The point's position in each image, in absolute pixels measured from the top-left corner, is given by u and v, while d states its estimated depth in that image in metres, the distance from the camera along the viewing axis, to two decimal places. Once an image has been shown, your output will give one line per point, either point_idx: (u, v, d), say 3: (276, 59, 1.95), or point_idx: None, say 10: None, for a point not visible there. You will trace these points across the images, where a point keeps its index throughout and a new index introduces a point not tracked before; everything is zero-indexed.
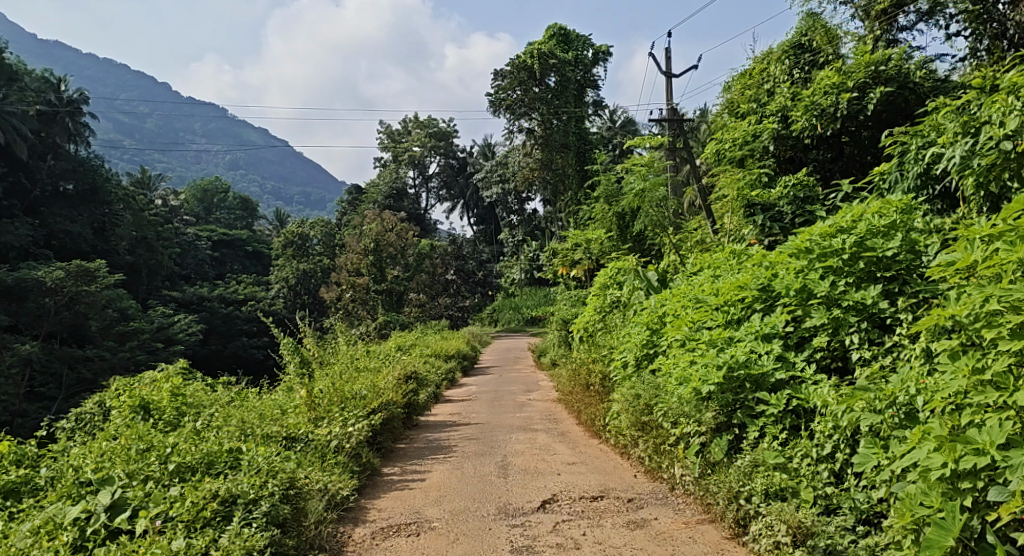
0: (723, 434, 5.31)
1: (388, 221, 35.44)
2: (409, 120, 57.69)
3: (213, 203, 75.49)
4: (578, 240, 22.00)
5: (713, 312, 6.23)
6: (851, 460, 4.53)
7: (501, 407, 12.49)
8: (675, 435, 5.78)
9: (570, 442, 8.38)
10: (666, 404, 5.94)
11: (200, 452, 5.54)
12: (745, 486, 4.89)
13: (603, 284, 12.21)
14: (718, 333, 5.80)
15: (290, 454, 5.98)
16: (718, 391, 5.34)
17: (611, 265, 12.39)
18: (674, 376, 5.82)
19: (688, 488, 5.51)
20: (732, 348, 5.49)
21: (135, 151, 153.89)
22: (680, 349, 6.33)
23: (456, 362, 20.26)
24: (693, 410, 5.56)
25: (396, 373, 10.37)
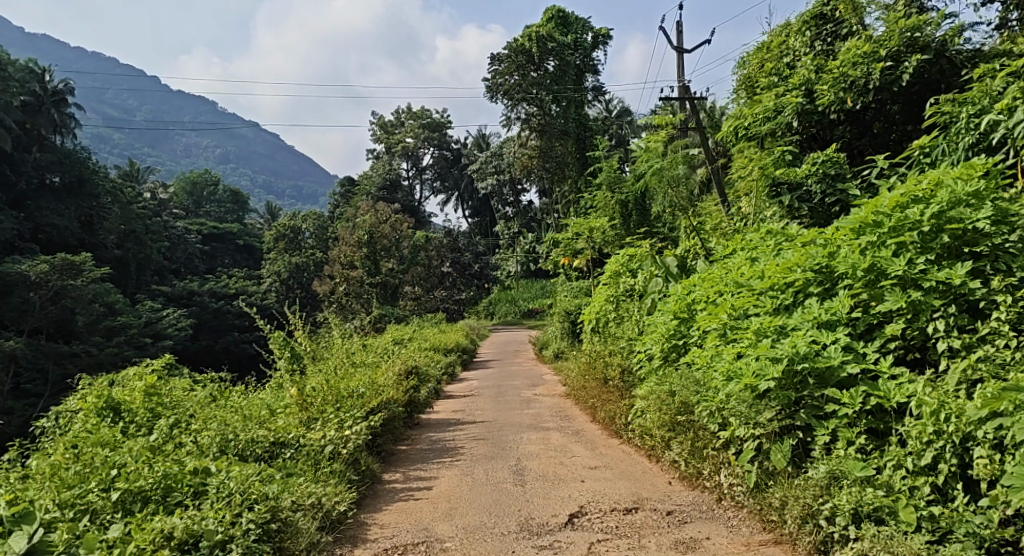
0: (784, 438, 4.70)
1: (382, 212, 34.66)
2: (402, 111, 56.82)
3: (203, 197, 74.38)
4: (580, 229, 21.31)
5: (758, 298, 5.55)
6: (963, 473, 4.01)
7: (506, 404, 11.76)
8: (726, 439, 5.11)
9: (588, 442, 7.67)
10: (710, 402, 5.28)
11: (158, 473, 4.82)
12: (824, 504, 4.31)
13: (614, 272, 11.46)
14: (768, 321, 5.06)
15: (273, 472, 5.19)
16: (778, 387, 4.71)
17: (622, 252, 11.68)
18: (720, 371, 5.10)
19: (740, 501, 4.89)
20: (789, 338, 4.83)
21: (125, 146, 152.47)
22: (720, 341, 5.64)
23: (455, 357, 19.55)
24: (747, 410, 4.85)
25: (394, 367, 9.61)
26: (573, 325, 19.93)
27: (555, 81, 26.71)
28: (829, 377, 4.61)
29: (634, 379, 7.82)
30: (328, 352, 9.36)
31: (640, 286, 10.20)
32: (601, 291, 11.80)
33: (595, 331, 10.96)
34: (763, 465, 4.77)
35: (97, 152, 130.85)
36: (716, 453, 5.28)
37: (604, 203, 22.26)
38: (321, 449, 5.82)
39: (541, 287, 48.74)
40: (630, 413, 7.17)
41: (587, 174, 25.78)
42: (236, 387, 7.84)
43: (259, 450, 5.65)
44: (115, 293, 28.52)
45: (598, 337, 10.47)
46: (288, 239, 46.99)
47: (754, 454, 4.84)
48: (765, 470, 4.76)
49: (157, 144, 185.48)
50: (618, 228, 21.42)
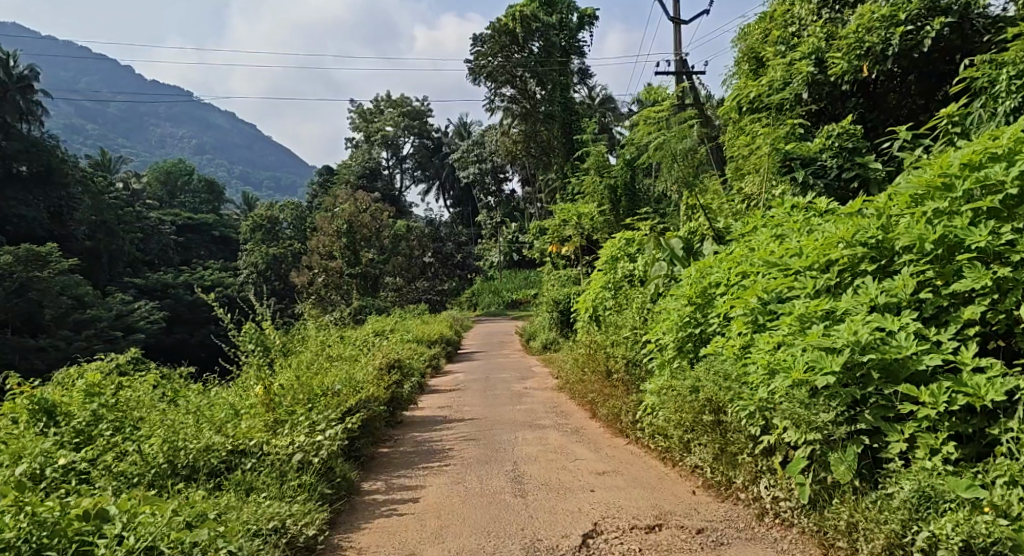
0: (848, 445, 4.15)
1: (362, 201, 33.76)
2: (382, 99, 55.77)
3: (177, 187, 72.89)
4: (569, 216, 20.61)
5: (795, 278, 4.93)
6: None
7: (496, 399, 11.01)
8: (771, 445, 4.50)
9: (590, 442, 6.96)
10: (744, 399, 4.68)
11: (24, 524, 3.81)
12: (912, 531, 3.79)
13: (611, 256, 10.81)
14: (815, 304, 4.53)
15: (209, 511, 4.33)
16: (838, 384, 4.18)
17: (619, 235, 11.02)
18: (760, 365, 4.56)
19: (797, 524, 4.37)
20: (846, 324, 4.28)
21: (99, 136, 149.92)
22: (754, 327, 5.02)
23: (440, 348, 18.77)
24: (800, 411, 4.27)
25: (373, 359, 8.80)
26: (563, 315, 19.26)
27: (540, 64, 25.96)
28: (901, 371, 4.11)
29: (640, 372, 7.10)
30: (302, 345, 8.55)
31: (642, 272, 9.48)
32: (597, 278, 11.09)
33: (591, 322, 10.23)
34: (819, 473, 4.26)
35: (68, 142, 128.34)
36: (753, 457, 4.68)
37: (592, 188, 21.54)
38: (284, 456, 5.02)
39: (524, 278, 48.05)
40: (640, 409, 6.49)
41: (574, 159, 25.03)
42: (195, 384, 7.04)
43: (214, 462, 4.89)
44: (85, 285, 27.44)
45: (596, 327, 9.73)
46: (266, 230, 45.91)
47: (806, 464, 4.31)
48: (824, 480, 4.25)
49: (132, 135, 182.64)
50: (607, 214, 20.69)
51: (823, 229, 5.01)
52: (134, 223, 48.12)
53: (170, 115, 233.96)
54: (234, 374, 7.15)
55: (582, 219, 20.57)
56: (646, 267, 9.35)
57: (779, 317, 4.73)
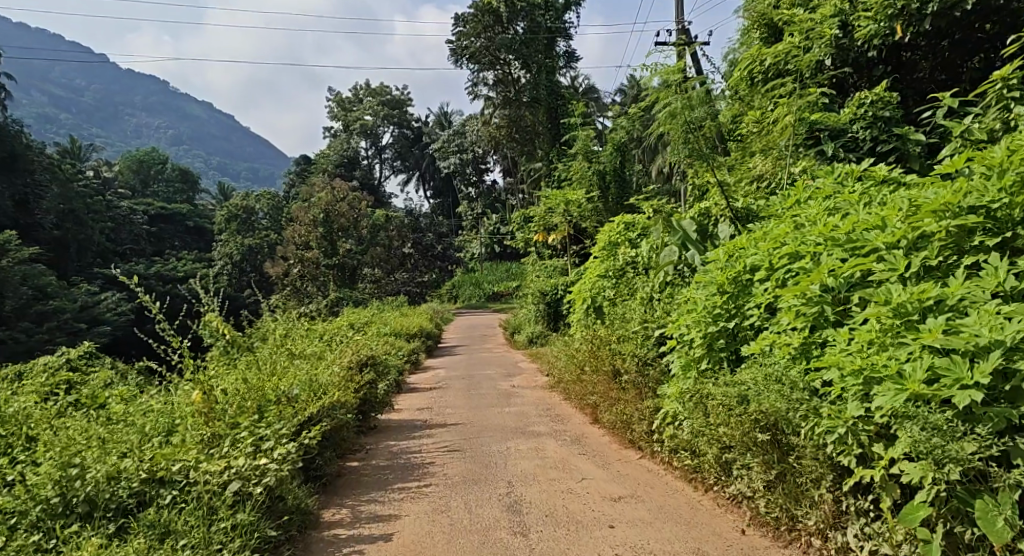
0: (998, 489, 3.37)
1: (340, 189, 32.49)
2: (360, 87, 54.27)
3: (149, 175, 71.18)
4: (557, 203, 19.62)
5: (879, 257, 4.08)
6: None
7: (481, 399, 9.91)
8: (874, 481, 3.63)
9: (596, 456, 5.95)
10: (832, 417, 3.81)
11: None
12: None
13: (609, 243, 9.84)
14: (921, 291, 3.78)
15: None
16: (988, 405, 3.45)
17: (618, 219, 9.96)
18: (858, 371, 3.76)
19: None
20: (981, 319, 3.57)
21: (71, 125, 146.85)
22: (831, 315, 4.16)
23: (419, 342, 17.67)
24: (932, 440, 3.43)
25: (337, 354, 7.64)
26: (551, 307, 18.27)
27: (524, 45, 24.83)
28: None
29: (655, 373, 6.04)
30: (255, 339, 7.39)
31: (647, 260, 8.43)
32: (593, 267, 10.03)
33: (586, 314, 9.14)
34: (953, 524, 3.45)
35: (38, 129, 125.29)
36: (836, 493, 3.83)
37: (579, 174, 20.51)
38: (215, 487, 4.00)
39: (506, 269, 47.01)
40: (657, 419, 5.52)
41: (560, 144, 24.16)
42: (113, 394, 5.90)
43: (122, 496, 3.91)
44: (49, 276, 26.06)
45: (595, 323, 8.62)
46: (241, 220, 44.50)
47: (931, 513, 3.48)
48: (964, 527, 3.43)
49: (106, 123, 179.39)
50: (598, 202, 19.68)
51: (914, 194, 4.23)
52: (104, 211, 46.51)
53: (145, 104, 230.14)
54: (167, 377, 5.97)
55: (570, 206, 19.53)
56: (652, 255, 8.31)
57: (870, 307, 3.94)
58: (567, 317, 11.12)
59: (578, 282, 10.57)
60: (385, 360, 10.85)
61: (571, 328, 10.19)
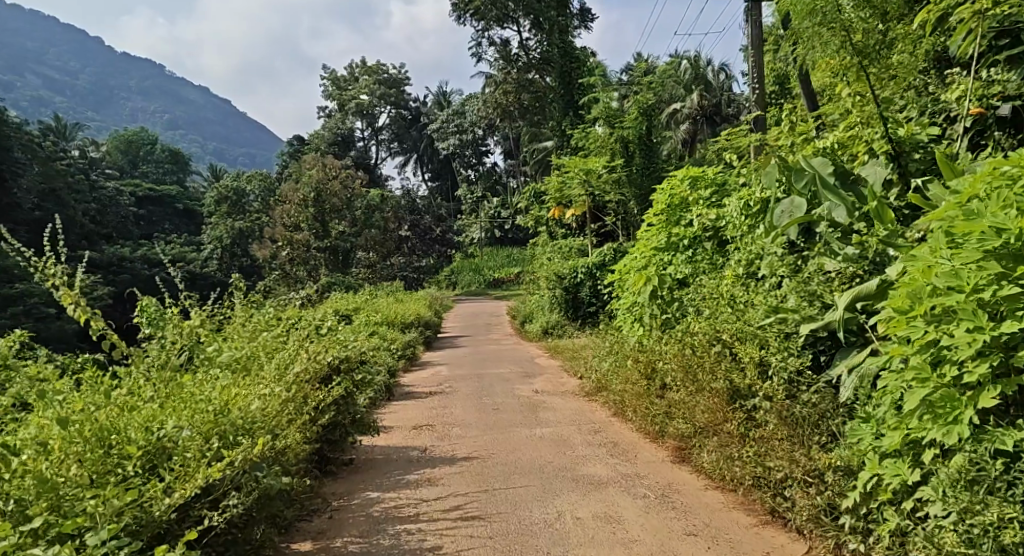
0: None
1: (333, 166, 30.00)
2: (356, 64, 51.24)
3: (138, 156, 68.71)
4: (575, 173, 17.27)
5: None
6: None
7: (501, 412, 7.45)
8: None
9: (724, 540, 3.59)
10: None
11: None
12: None
13: (672, 206, 7.44)
14: None
15: None
16: None
17: (682, 171, 7.55)
18: None
19: None
20: None
21: (64, 105, 143.75)
22: None
23: (416, 334, 15.17)
24: None
25: (296, 344, 5.28)
26: (569, 293, 15.86)
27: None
28: None
29: (819, 400, 3.61)
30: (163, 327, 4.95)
31: (740, 224, 6.01)
32: (651, 237, 7.57)
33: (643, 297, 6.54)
34: None
35: (26, 110, 121.70)
36: None
37: (601, 144, 18.16)
38: None
39: (507, 255, 44.49)
40: (863, 490, 3.22)
41: (576, 111, 22.03)
42: None
43: None
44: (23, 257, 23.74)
45: (673, 317, 6.14)
46: (232, 201, 42.05)
47: None
48: None
49: (99, 104, 175.92)
50: (623, 172, 17.25)
51: None
52: (89, 190, 44.06)
53: (138, 87, 226.13)
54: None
55: (590, 175, 17.17)
56: (749, 215, 5.90)
57: None
58: (610, 304, 8.67)
59: (626, 255, 8.12)
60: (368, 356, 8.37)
61: (621, 320, 7.70)
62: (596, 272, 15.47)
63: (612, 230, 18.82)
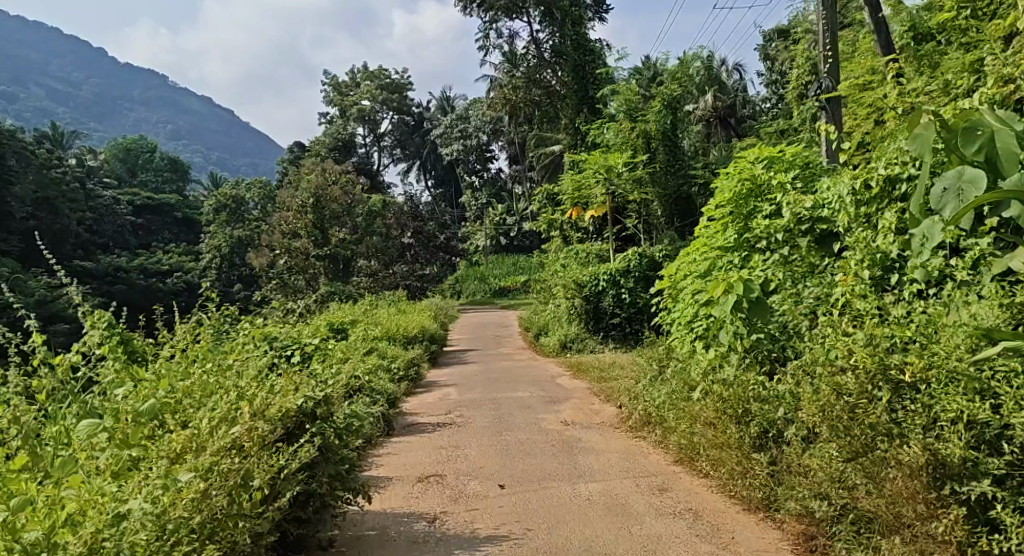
0: None
1: (333, 170, 28.52)
2: (358, 69, 49.95)
3: (137, 165, 67.35)
4: (594, 172, 15.78)
5: None
6: None
7: (530, 453, 6.01)
8: None
9: None
10: None
11: None
12: None
13: (749, 193, 6.10)
14: None
15: None
16: None
17: (755, 154, 6.26)
18: None
19: None
20: None
21: (64, 115, 142.52)
22: None
23: (420, 350, 13.63)
24: None
25: (253, 381, 3.92)
26: (589, 303, 14.30)
27: None
28: None
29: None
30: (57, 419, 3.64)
31: (857, 212, 4.70)
32: (717, 235, 6.09)
33: (724, 313, 4.76)
34: None
35: (27, 119, 120.60)
36: None
37: (621, 136, 16.85)
38: None
39: (513, 262, 43.07)
40: None
41: (590, 108, 20.78)
42: None
43: None
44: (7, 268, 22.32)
45: (769, 340, 4.65)
46: (231, 209, 40.68)
47: None
48: None
49: (100, 114, 174.87)
50: (648, 169, 16.07)
51: None
52: (85, 199, 42.76)
53: (139, 97, 225.00)
54: None
55: (610, 173, 15.61)
56: (867, 202, 4.68)
57: None
58: (657, 316, 7.21)
59: (682, 254, 6.67)
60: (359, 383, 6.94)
61: (678, 338, 6.26)
62: (619, 279, 14.19)
63: (633, 235, 17.53)
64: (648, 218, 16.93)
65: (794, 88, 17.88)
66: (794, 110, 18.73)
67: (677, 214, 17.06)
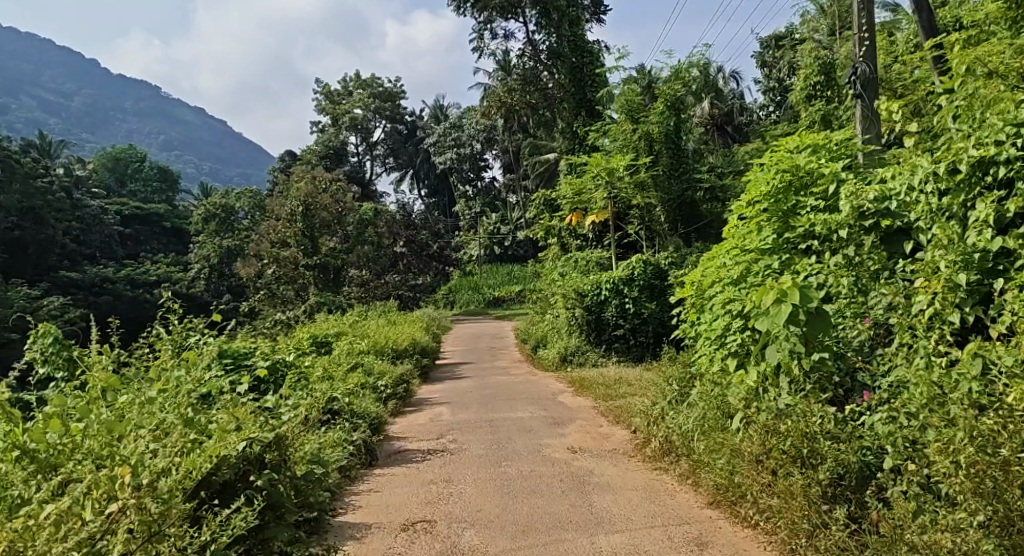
0: None
1: (322, 178, 27.67)
2: (350, 78, 49.17)
3: (126, 175, 66.28)
4: (595, 176, 14.97)
5: None
6: None
7: (533, 490, 5.19)
8: None
9: None
10: None
11: None
12: None
13: (790, 186, 5.30)
14: None
15: None
16: None
17: (798, 143, 5.48)
18: None
19: None
20: None
21: (55, 125, 141.10)
22: None
23: (411, 364, 12.75)
24: None
25: (148, 447, 3.56)
26: (591, 314, 13.55)
27: None
28: None
29: None
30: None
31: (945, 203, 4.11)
32: (754, 234, 5.31)
33: (778, 326, 4.02)
34: None
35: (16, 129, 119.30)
36: None
37: (621, 139, 16.04)
38: None
39: (508, 272, 42.22)
40: None
41: (588, 111, 19.99)
42: None
43: None
44: None
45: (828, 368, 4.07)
46: (220, 219, 39.81)
47: None
48: None
49: (91, 124, 173.62)
50: (650, 173, 15.23)
51: None
52: (71, 208, 41.85)
53: (132, 107, 223.63)
54: None
55: (612, 177, 14.79)
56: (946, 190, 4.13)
57: None
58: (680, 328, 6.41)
59: (712, 254, 5.92)
60: (323, 409, 6.31)
61: (711, 354, 5.47)
62: (622, 288, 13.37)
63: (635, 243, 16.73)
64: (650, 224, 15.98)
65: (800, 89, 16.92)
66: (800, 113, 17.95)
67: (682, 219, 16.28)
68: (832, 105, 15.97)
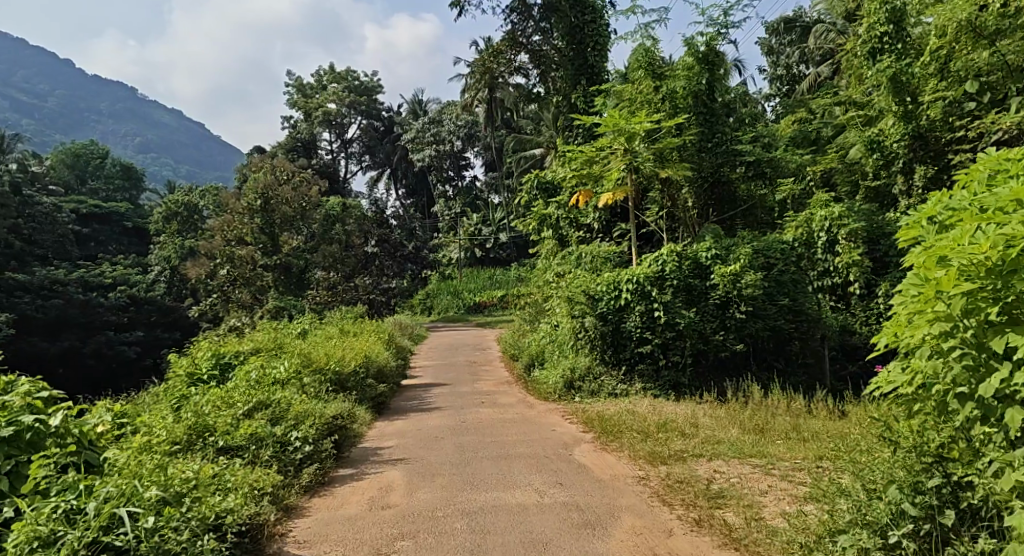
0: None
1: (284, 167, 23.59)
2: (323, 70, 45.78)
3: (86, 172, 61.25)
4: (605, 144, 11.53)
5: None
6: None
7: None
8: None
9: None
10: None
11: None
12: None
13: None
14: None
15: None
16: None
17: None
18: None
19: None
20: None
21: (23, 123, 134.83)
22: None
23: (357, 396, 9.13)
24: None
25: None
26: (606, 324, 9.98)
27: None
28: None
29: None
30: None
31: None
32: None
33: None
34: None
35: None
36: None
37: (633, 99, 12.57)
38: None
39: (489, 276, 38.45)
40: None
41: (594, 77, 16.61)
42: None
43: None
44: None
45: None
46: (182, 217, 35.72)
47: None
48: None
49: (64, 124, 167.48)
50: (678, 140, 11.75)
51: None
52: (18, 204, 37.49)
53: (106, 108, 217.54)
54: None
55: (632, 144, 11.36)
56: None
57: None
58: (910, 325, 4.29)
59: None
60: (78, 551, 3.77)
61: None
62: (649, 290, 9.84)
63: (655, 234, 13.31)
64: (672, 209, 12.79)
65: (862, 44, 13.53)
66: (858, 74, 14.48)
67: (714, 201, 12.79)
68: (904, 61, 12.81)
